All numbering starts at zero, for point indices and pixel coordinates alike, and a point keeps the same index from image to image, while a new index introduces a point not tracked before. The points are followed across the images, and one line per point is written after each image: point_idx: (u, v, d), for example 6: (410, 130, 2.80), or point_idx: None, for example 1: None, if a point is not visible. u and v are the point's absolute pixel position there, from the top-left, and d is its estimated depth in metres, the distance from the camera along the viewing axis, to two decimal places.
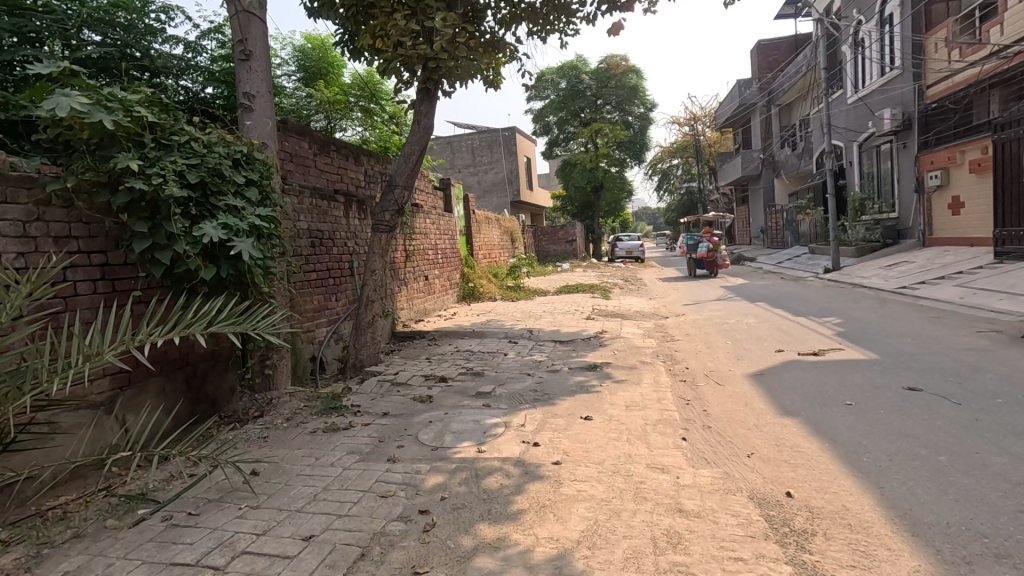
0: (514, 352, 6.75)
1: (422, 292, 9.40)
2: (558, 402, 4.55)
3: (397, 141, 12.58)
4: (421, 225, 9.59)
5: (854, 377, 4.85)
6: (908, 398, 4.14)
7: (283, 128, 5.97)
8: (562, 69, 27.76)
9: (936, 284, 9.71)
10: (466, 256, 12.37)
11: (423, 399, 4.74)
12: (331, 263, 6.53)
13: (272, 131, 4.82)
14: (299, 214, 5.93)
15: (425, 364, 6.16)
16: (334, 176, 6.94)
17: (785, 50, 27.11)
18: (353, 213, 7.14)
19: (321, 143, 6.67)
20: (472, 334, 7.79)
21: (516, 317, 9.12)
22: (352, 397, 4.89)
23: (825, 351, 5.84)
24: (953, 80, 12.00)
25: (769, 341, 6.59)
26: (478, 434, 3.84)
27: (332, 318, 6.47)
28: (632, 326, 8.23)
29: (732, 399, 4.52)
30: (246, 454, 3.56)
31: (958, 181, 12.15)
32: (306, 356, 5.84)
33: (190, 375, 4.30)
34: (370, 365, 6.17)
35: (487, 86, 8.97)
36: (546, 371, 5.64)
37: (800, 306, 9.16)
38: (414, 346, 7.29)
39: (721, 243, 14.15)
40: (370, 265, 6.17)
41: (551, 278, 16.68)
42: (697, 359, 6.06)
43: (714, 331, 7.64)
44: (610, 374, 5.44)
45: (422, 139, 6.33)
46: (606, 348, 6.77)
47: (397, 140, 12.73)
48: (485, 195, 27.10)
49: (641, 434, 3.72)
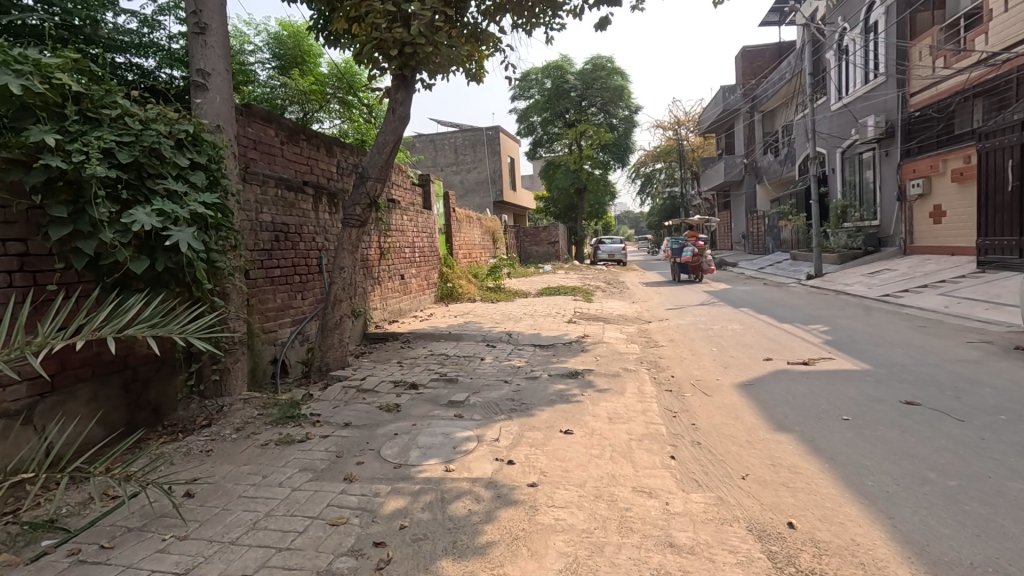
0: (491, 356, 6.40)
1: (398, 291, 9.00)
2: (536, 413, 4.21)
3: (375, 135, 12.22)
4: (397, 221, 9.18)
5: (847, 388, 4.61)
6: (907, 414, 3.89)
7: (246, 112, 5.52)
8: (547, 68, 27.50)
9: (920, 292, 9.62)
10: (446, 256, 11.98)
11: (390, 408, 4.36)
12: (298, 259, 6.12)
13: (229, 113, 4.41)
14: (262, 206, 5.51)
15: (396, 369, 5.79)
16: (304, 167, 6.54)
17: (769, 56, 27.24)
18: (322, 206, 6.73)
19: (289, 131, 6.25)
20: (448, 337, 7.42)
21: (495, 319, 8.76)
22: (311, 404, 4.49)
23: (815, 360, 5.60)
24: (936, 89, 12.02)
25: (757, 348, 6.35)
26: (447, 449, 3.49)
27: (298, 318, 6.07)
28: (615, 330, 7.95)
29: (722, 411, 4.23)
30: (185, 474, 3.15)
31: (940, 189, 12.16)
32: (266, 359, 5.42)
33: (129, 380, 3.85)
34: (336, 369, 5.76)
35: (469, 79, 8.64)
36: (524, 378, 5.31)
37: (784, 313, 8.97)
38: (386, 348, 6.91)
39: (705, 247, 13.96)
40: (338, 262, 5.77)
41: (532, 279, 16.36)
42: (682, 366, 5.78)
43: (699, 336, 7.39)
44: (592, 381, 5.14)
45: (398, 130, 5.96)
46: (587, 353, 6.46)
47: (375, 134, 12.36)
48: (468, 194, 26.72)
49: (626, 452, 3.41)
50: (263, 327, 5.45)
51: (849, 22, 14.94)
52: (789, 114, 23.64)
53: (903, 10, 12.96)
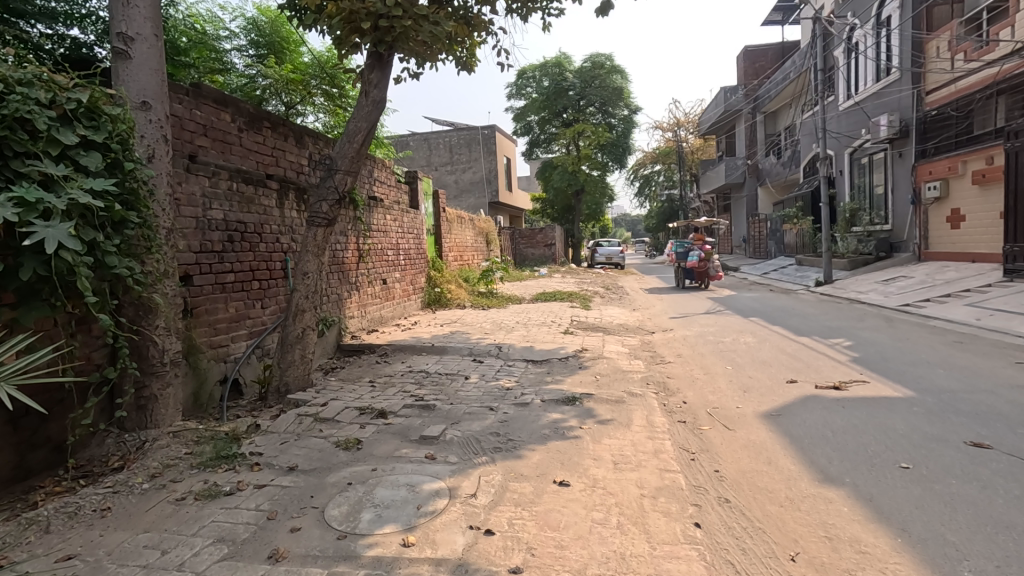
0: (477, 374, 5.64)
1: (379, 297, 8.25)
2: (525, 454, 3.45)
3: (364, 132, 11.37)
4: (378, 221, 8.42)
5: (896, 422, 3.88)
6: (980, 460, 3.16)
7: (195, 92, 4.76)
8: (545, 66, 26.78)
9: (944, 302, 8.94)
10: (434, 258, 11.23)
11: (349, 445, 3.61)
12: (258, 262, 5.38)
13: (159, 86, 3.67)
14: (212, 201, 4.77)
15: (366, 390, 5.04)
16: (267, 158, 5.79)
17: (772, 57, 26.64)
18: (288, 202, 5.98)
19: (250, 117, 5.51)
20: (430, 350, 6.67)
21: (485, 329, 8.02)
22: (255, 439, 3.73)
23: (848, 384, 4.87)
24: (955, 86, 11.39)
25: (777, 368, 5.62)
26: (409, 511, 2.73)
27: (257, 330, 5.31)
28: (616, 344, 7.19)
29: (750, 453, 3.49)
30: (59, 552, 2.39)
31: (958, 192, 11.50)
32: (214, 378, 4.65)
33: (17, 415, 3.02)
34: (298, 389, 5.00)
35: (459, 68, 7.95)
36: (513, 404, 4.54)
37: (800, 324, 8.27)
38: (359, 364, 6.15)
39: (711, 252, 13.22)
40: (301, 266, 5.03)
41: (527, 283, 15.61)
42: (695, 390, 5.04)
43: (709, 351, 6.64)
44: (592, 409, 4.37)
45: (373, 115, 5.20)
46: (586, 372, 5.70)
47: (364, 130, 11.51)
48: (463, 195, 25.99)
49: (637, 515, 2.68)
50: (212, 341, 4.69)
51: (861, 18, 14.28)
52: (793, 115, 23.00)
53: (918, 4, 12.31)
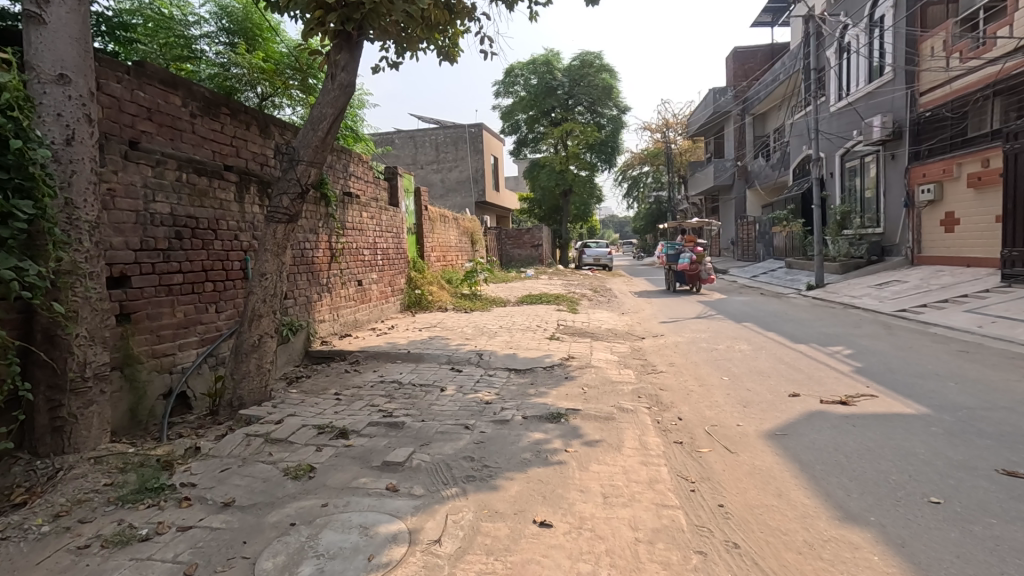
0: (454, 386, 5.18)
1: (353, 299, 7.75)
2: (501, 485, 3.00)
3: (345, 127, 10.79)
4: (353, 219, 7.92)
5: (915, 445, 3.49)
6: (1019, 494, 2.78)
7: (139, 72, 4.28)
8: (533, 64, 26.34)
9: (942, 308, 8.66)
10: (415, 259, 10.75)
11: (299, 474, 3.13)
12: (213, 262, 4.89)
13: (83, 60, 3.19)
14: (156, 193, 4.27)
15: (330, 404, 4.56)
16: (225, 148, 5.29)
17: (761, 58, 26.48)
18: (250, 197, 5.48)
19: (205, 101, 5.01)
20: (406, 358, 6.20)
21: (466, 334, 7.56)
22: (191, 465, 3.24)
23: (856, 399, 4.48)
24: (950, 87, 11.14)
25: (778, 379, 5.23)
26: (358, 563, 2.27)
27: (210, 337, 4.81)
28: (605, 351, 6.77)
29: (756, 482, 3.08)
30: None
31: (953, 195, 11.30)
32: (155, 393, 4.16)
33: None
34: (253, 404, 4.51)
35: (441, 58, 7.53)
36: (491, 421, 4.09)
37: (796, 331, 7.92)
38: (326, 373, 5.68)
39: (703, 255, 12.87)
40: (259, 267, 4.55)
41: (513, 285, 15.14)
42: (691, 404, 4.63)
43: (703, 360, 6.24)
44: (578, 428, 3.93)
45: (341, 101, 4.72)
46: (572, 383, 5.26)
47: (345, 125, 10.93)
48: (449, 194, 25.49)
49: (632, 568, 2.24)
50: (155, 350, 4.20)
51: (853, 19, 14.06)
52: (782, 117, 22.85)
53: (913, 3, 12.09)
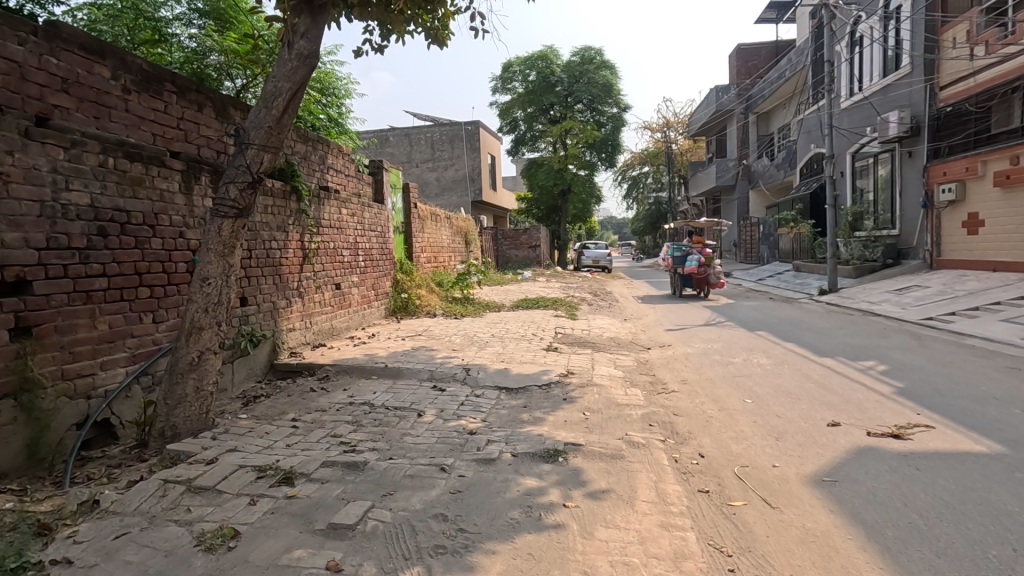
0: (434, 409, 4.45)
1: (329, 305, 7.01)
2: (479, 563, 2.27)
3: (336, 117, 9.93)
4: (330, 217, 7.17)
5: (1004, 500, 2.77)
6: None
7: (49, 32, 3.54)
8: (530, 59, 25.59)
9: (973, 316, 7.97)
10: (403, 260, 10.02)
11: (217, 543, 2.40)
12: (150, 264, 4.16)
13: None
14: (71, 179, 3.54)
15: (282, 434, 3.81)
16: (171, 131, 4.56)
17: (765, 56, 25.77)
18: (199, 187, 4.73)
19: (143, 75, 4.28)
20: (383, 373, 5.47)
21: (454, 344, 6.84)
22: (79, 530, 2.50)
23: (911, 432, 3.76)
24: (975, 80, 10.42)
25: (810, 403, 4.51)
26: None
27: (144, 352, 4.07)
28: (608, 365, 6.03)
29: (813, 558, 2.35)
30: None
31: (977, 195, 10.61)
32: (64, 422, 3.42)
33: None
34: (190, 435, 3.77)
35: (430, 42, 6.84)
36: (473, 461, 3.36)
37: (816, 341, 7.22)
38: (288, 392, 4.94)
39: (714, 258, 12.03)
40: (200, 270, 3.81)
41: (508, 288, 14.44)
42: (712, 436, 3.90)
43: (719, 377, 5.53)
44: (580, 470, 3.20)
45: (301, 74, 3.97)
46: (571, 407, 4.52)
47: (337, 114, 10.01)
48: (444, 193, 24.77)
49: None
50: (66, 370, 3.46)
51: (866, 10, 13.38)
52: (787, 116, 22.22)
53: None
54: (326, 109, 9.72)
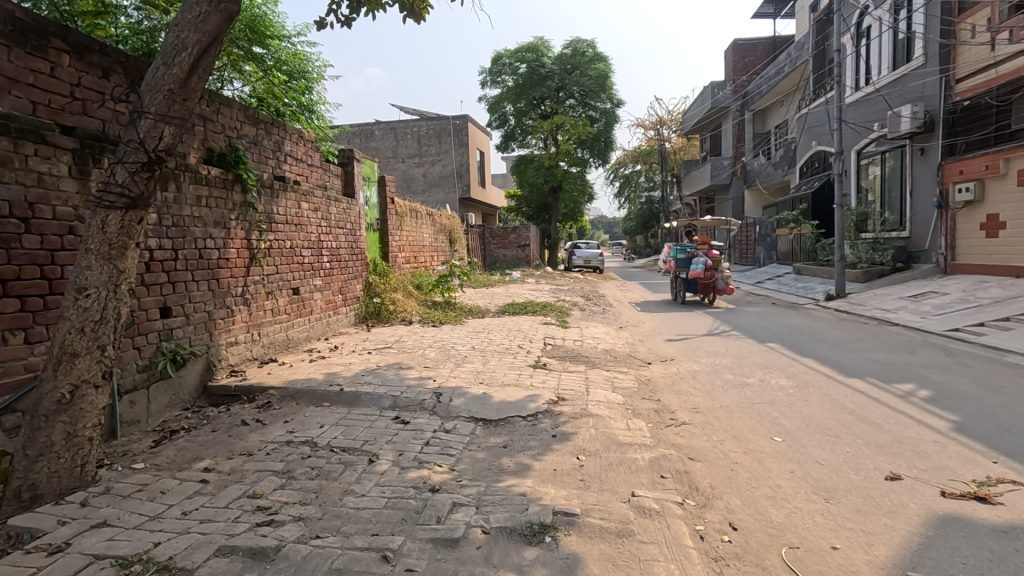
0: (392, 452, 3.54)
1: (284, 313, 6.09)
2: None
3: (305, 102, 8.92)
4: (286, 211, 6.22)
5: None
6: None
7: None
8: (520, 51, 24.61)
9: (1006, 328, 7.21)
10: (376, 261, 9.09)
11: None
12: (21, 268, 3.21)
13: None
14: None
15: (182, 496, 2.89)
16: (60, 99, 3.61)
17: (762, 52, 25.08)
18: (98, 170, 3.77)
19: (17, 26, 3.32)
20: (337, 399, 4.55)
21: (427, 360, 5.93)
22: None
23: (998, 493, 2.92)
24: (997, 71, 9.69)
25: (856, 444, 3.67)
26: None
27: (9, 383, 3.14)
28: (605, 387, 5.14)
29: None
30: None
31: (997, 194, 9.89)
32: None
33: None
34: (57, 497, 2.84)
35: (405, 12, 5.92)
36: (429, 541, 2.47)
37: (838, 356, 6.40)
38: (215, 426, 4.02)
39: (718, 260, 11.22)
40: (77, 277, 2.86)
41: (495, 290, 13.55)
42: (743, 494, 3.03)
43: (737, 404, 4.67)
44: (575, 561, 2.32)
45: (213, 23, 3.07)
46: (563, 448, 3.63)
47: (307, 99, 9.01)
48: (430, 190, 23.84)
49: None
50: None
51: None
52: (785, 113, 21.49)
53: None
54: (294, 94, 8.72)
